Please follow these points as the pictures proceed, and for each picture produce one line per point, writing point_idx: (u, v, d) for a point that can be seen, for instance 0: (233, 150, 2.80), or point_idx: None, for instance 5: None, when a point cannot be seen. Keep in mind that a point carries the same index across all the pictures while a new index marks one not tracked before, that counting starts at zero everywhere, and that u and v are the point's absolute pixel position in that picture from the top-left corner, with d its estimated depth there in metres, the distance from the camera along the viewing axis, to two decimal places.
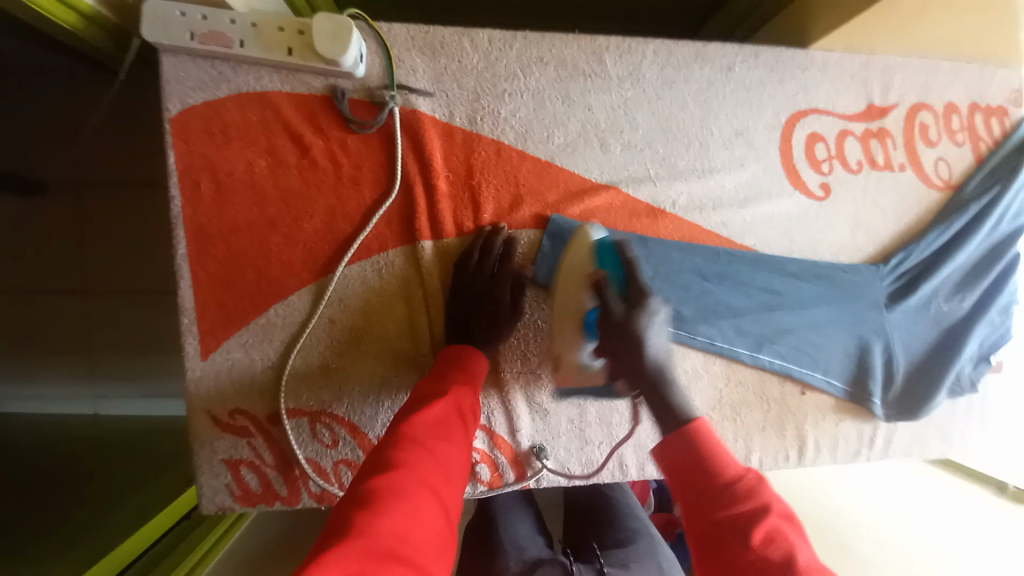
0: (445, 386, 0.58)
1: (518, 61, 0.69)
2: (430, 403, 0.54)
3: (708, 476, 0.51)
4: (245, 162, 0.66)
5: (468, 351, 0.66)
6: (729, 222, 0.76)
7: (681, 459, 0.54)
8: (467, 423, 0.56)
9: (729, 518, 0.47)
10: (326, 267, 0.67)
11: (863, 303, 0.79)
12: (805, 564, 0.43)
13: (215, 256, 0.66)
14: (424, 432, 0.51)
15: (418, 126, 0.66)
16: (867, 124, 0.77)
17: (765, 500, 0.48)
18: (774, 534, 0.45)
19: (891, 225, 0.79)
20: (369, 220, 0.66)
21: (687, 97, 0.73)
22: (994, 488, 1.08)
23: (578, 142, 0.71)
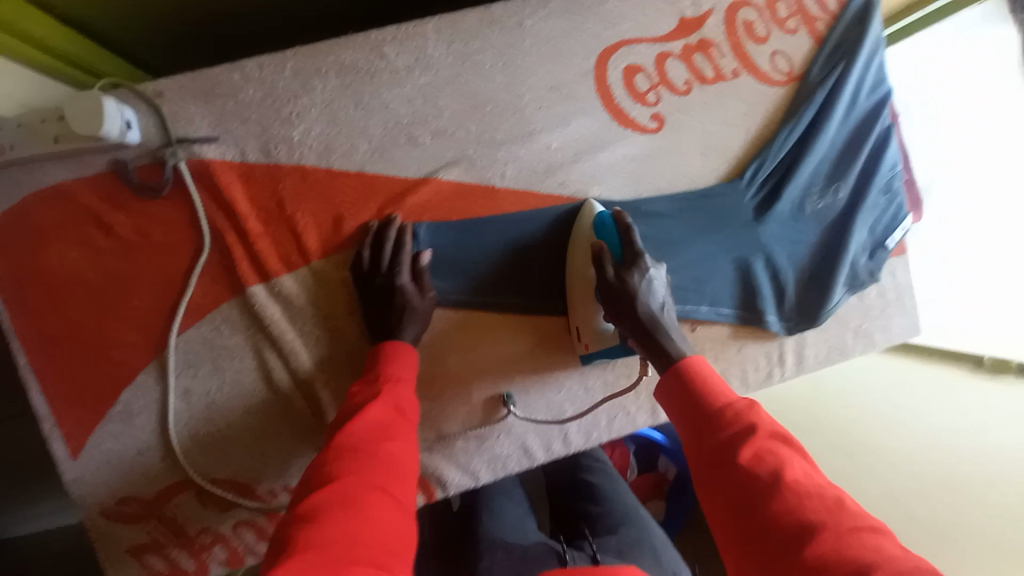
0: (373, 389, 0.61)
1: (296, 80, 0.66)
2: (368, 407, 0.58)
3: (705, 409, 0.57)
4: (52, 260, 0.64)
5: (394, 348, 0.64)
6: (568, 180, 0.73)
7: (680, 396, 0.59)
8: (409, 420, 0.60)
9: (724, 440, 0.53)
10: (164, 338, 0.67)
11: (732, 225, 0.75)
12: (792, 478, 0.47)
13: (56, 357, 0.66)
14: (367, 435, 0.55)
15: (212, 175, 0.64)
16: (686, 41, 0.73)
17: (754, 424, 0.53)
18: (764, 451, 0.50)
19: (738, 137, 0.76)
20: (189, 281, 0.65)
21: (486, 66, 0.69)
22: (972, 362, 1.04)
23: (384, 144, 0.68)
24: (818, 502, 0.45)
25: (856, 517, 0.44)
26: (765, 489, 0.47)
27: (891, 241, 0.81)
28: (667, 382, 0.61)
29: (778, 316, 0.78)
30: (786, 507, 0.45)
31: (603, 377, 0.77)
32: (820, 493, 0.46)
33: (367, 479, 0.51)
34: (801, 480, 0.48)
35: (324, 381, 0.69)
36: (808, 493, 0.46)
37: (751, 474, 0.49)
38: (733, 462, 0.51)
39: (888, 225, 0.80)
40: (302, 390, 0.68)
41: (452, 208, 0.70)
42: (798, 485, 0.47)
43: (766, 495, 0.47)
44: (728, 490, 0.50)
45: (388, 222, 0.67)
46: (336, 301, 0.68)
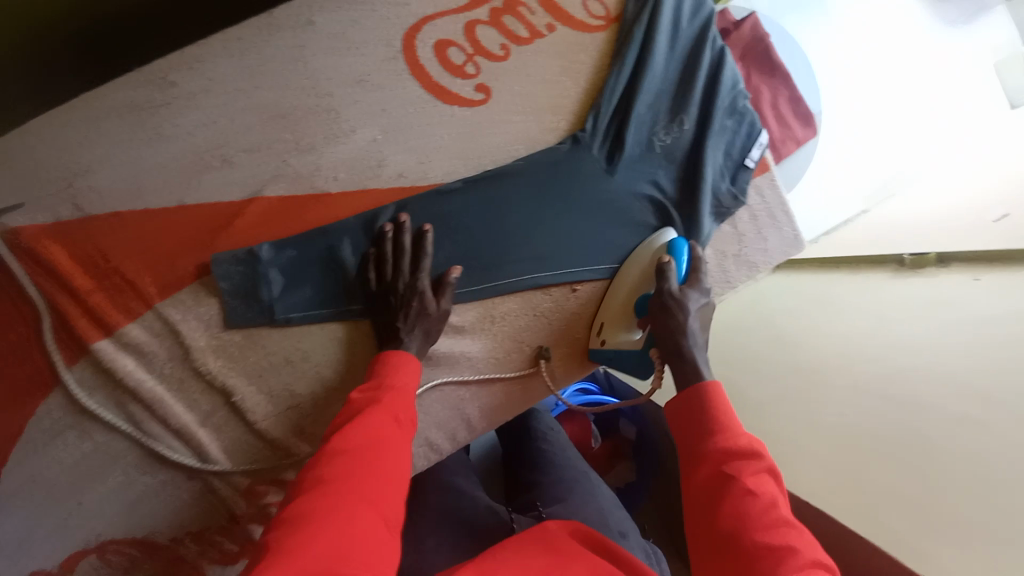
0: (376, 394, 0.60)
1: (89, 128, 0.64)
2: (365, 417, 0.57)
3: (720, 433, 0.58)
4: None
5: (396, 356, 0.65)
6: (403, 170, 0.70)
7: (698, 414, 0.61)
8: (406, 429, 0.59)
9: (729, 467, 0.55)
10: (14, 414, 0.65)
11: (582, 179, 0.73)
12: (781, 514, 0.51)
13: None
14: (363, 441, 0.54)
15: (23, 240, 0.62)
16: (489, 5, 0.71)
17: (759, 454, 0.55)
18: (760, 483, 0.53)
19: (571, 89, 0.74)
20: (30, 350, 0.64)
21: (286, 72, 0.67)
22: (896, 263, 1.15)
23: (198, 173, 0.66)
24: (793, 537, 0.49)
25: (819, 554, 0.48)
26: (754, 520, 0.50)
27: (752, 158, 0.78)
28: (690, 394, 0.62)
29: None
30: (770, 538, 0.48)
31: (492, 357, 0.75)
32: (795, 531, 0.49)
33: (360, 498, 0.50)
34: (785, 517, 0.51)
35: (198, 421, 0.68)
36: (788, 530, 0.49)
37: (748, 498, 0.51)
38: (733, 481, 0.53)
39: (744, 144, 0.78)
40: (175, 435, 0.67)
41: (288, 223, 0.68)
42: (787, 522, 0.50)
43: (757, 522, 0.50)
44: (714, 507, 0.53)
45: (253, 256, 0.66)
46: (186, 342, 0.66)
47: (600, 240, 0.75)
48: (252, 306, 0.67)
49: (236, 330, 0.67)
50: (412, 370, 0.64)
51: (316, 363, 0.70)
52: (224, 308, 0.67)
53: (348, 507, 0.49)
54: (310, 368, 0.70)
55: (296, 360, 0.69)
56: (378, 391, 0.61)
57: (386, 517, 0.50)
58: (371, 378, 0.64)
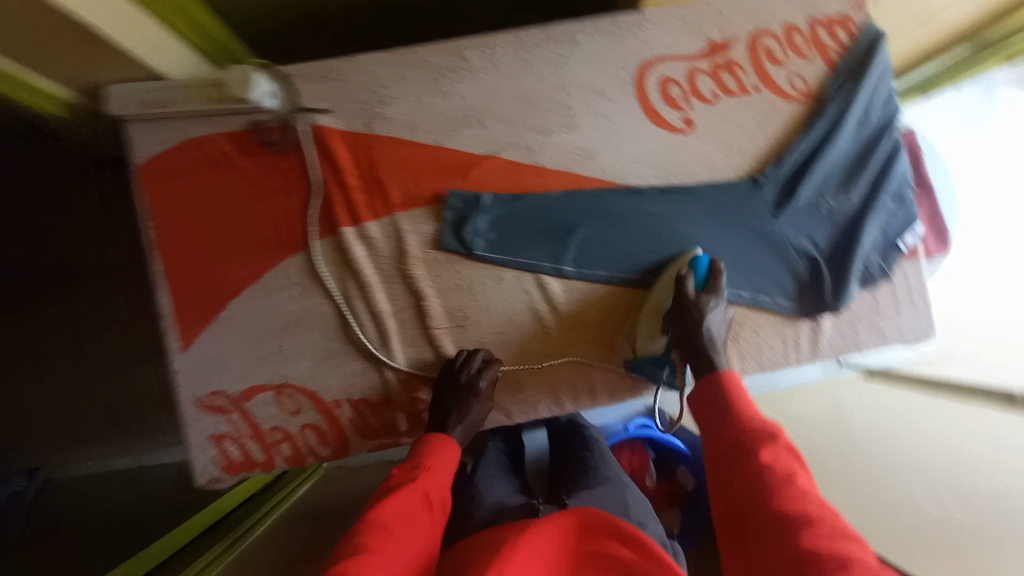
0: (411, 475, 0.71)
1: (394, 72, 0.84)
2: (399, 494, 0.67)
3: (727, 423, 0.68)
4: (195, 194, 0.83)
5: (435, 442, 0.75)
6: (607, 166, 0.85)
7: (714, 405, 0.71)
8: (433, 513, 0.68)
9: (738, 450, 0.64)
10: (264, 261, 0.82)
11: (752, 215, 0.85)
12: (796, 482, 0.59)
13: (179, 270, 0.82)
14: (394, 517, 0.64)
15: (325, 138, 0.82)
16: (712, 59, 0.87)
17: (775, 437, 0.63)
18: (778, 459, 0.61)
19: (759, 141, 0.87)
20: (298, 218, 0.82)
21: (544, 70, 0.85)
22: None
23: (457, 125, 0.84)
24: (814, 504, 0.56)
25: (838, 519, 0.55)
26: (771, 488, 0.58)
27: (905, 240, 0.87)
28: (703, 386, 0.73)
29: (790, 301, 0.86)
30: (795, 501, 0.57)
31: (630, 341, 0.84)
32: (824, 504, 0.57)
33: (390, 551, 0.61)
34: (804, 487, 0.58)
35: (390, 312, 0.83)
36: (810, 500, 0.57)
37: (764, 471, 0.60)
38: (756, 457, 0.62)
39: (902, 225, 0.86)
40: (371, 317, 0.82)
41: (509, 181, 0.84)
42: (811, 494, 0.58)
43: (781, 492, 0.57)
44: (738, 478, 0.62)
45: (477, 199, 0.83)
46: (405, 247, 0.82)
47: (755, 272, 0.85)
48: (463, 235, 0.82)
49: (442, 251, 0.83)
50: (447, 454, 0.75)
51: (489, 296, 0.84)
52: (441, 231, 0.83)
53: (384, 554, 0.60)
54: (485, 299, 0.84)
55: (476, 288, 0.83)
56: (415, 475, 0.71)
57: None
58: (412, 459, 0.74)
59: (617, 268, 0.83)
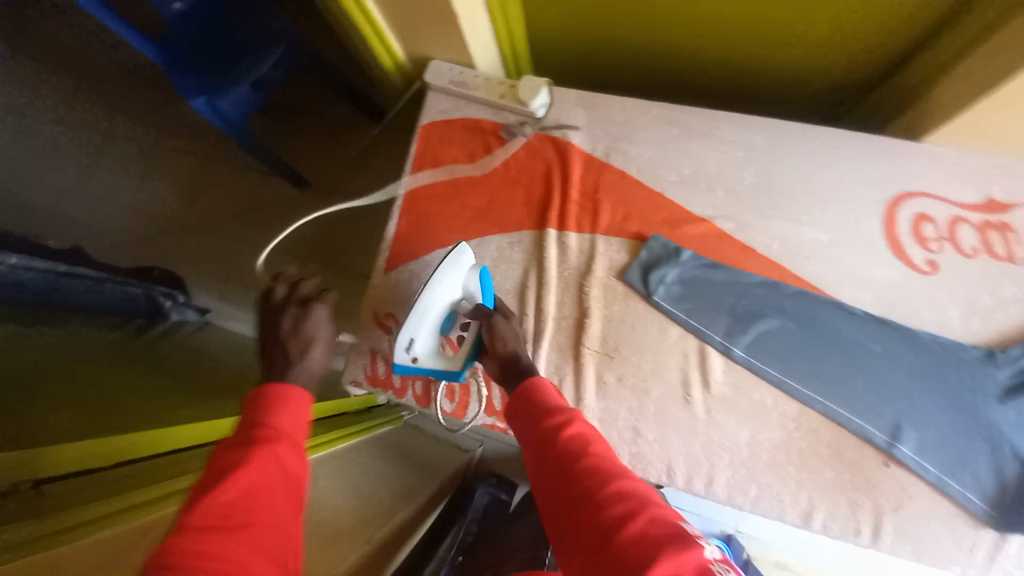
0: (249, 433, 0.50)
1: (650, 120, 0.93)
2: (241, 457, 0.47)
3: (541, 421, 0.57)
4: (452, 158, 0.98)
5: (290, 397, 0.55)
6: (821, 273, 0.83)
7: (531, 412, 0.59)
8: (294, 465, 0.49)
9: (556, 459, 0.53)
10: (478, 230, 0.93)
11: (972, 390, 0.74)
12: (616, 493, 0.48)
13: (412, 209, 0.96)
14: (230, 497, 0.43)
15: (569, 153, 0.94)
16: (985, 217, 0.81)
17: (583, 439, 0.54)
18: (595, 467, 0.51)
19: (1014, 316, 0.77)
20: (519, 207, 0.94)
21: (792, 164, 0.87)
22: None
23: (687, 183, 0.89)
24: (648, 517, 0.45)
25: (682, 533, 0.44)
26: (608, 511, 0.46)
27: None
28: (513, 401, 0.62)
29: (989, 506, 0.71)
30: (652, 527, 0.44)
31: (772, 451, 0.76)
32: (647, 507, 0.46)
33: (254, 539, 0.42)
34: (653, 513, 0.46)
35: (552, 313, 0.87)
36: (627, 513, 0.46)
37: (588, 487, 0.49)
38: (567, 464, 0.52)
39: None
40: (534, 310, 0.87)
41: (713, 248, 0.86)
42: (648, 512, 0.46)
43: (591, 504, 0.48)
44: (570, 495, 0.49)
45: (678, 253, 0.86)
46: (594, 266, 0.89)
47: (956, 454, 0.73)
48: (651, 277, 0.85)
49: (622, 283, 0.87)
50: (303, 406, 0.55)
51: (648, 343, 0.84)
52: (630, 266, 0.87)
53: (242, 542, 0.41)
54: (643, 344, 0.83)
55: (640, 330, 0.84)
56: (250, 438, 0.50)
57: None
58: (253, 410, 0.53)
59: (792, 375, 0.78)
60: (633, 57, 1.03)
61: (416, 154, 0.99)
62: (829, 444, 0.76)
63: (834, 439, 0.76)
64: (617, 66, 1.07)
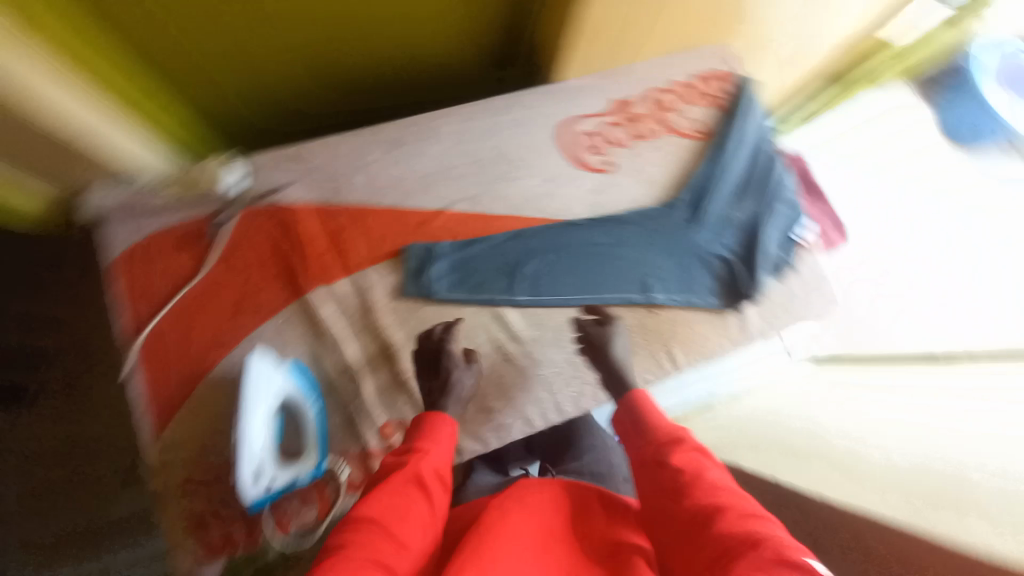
0: (405, 458, 0.72)
1: (350, 150, 0.96)
2: (390, 476, 0.68)
3: (642, 432, 0.75)
4: (170, 279, 0.89)
5: (433, 422, 0.76)
6: (546, 206, 0.99)
7: (628, 416, 0.79)
8: (426, 490, 0.68)
9: (654, 463, 0.70)
10: (239, 330, 0.87)
11: (671, 232, 1.00)
12: (706, 481, 0.64)
13: (152, 354, 0.84)
14: (382, 511, 0.63)
15: (291, 214, 0.93)
16: (622, 112, 1.04)
17: (681, 439, 0.71)
18: (686, 464, 0.68)
19: (670, 172, 1.03)
20: (272, 287, 0.90)
21: (481, 134, 1.00)
22: None
23: (411, 188, 0.95)
24: (721, 495, 0.62)
25: (754, 510, 0.59)
26: (681, 491, 0.64)
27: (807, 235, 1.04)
28: (621, 408, 0.81)
29: (720, 299, 0.98)
30: (705, 494, 0.62)
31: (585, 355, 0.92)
32: (696, 471, 0.66)
33: (380, 537, 0.60)
34: (715, 484, 0.64)
35: (361, 362, 0.88)
36: (717, 493, 0.62)
37: (675, 473, 0.66)
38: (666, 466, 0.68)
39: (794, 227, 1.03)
40: (342, 371, 0.87)
41: (462, 230, 0.95)
42: (710, 495, 0.62)
43: (693, 498, 0.62)
44: (653, 489, 0.68)
45: (432, 249, 0.93)
46: (372, 301, 0.90)
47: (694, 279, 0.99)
48: (425, 281, 0.91)
49: (406, 299, 0.91)
50: (446, 429, 0.76)
51: (454, 336, 0.90)
52: (403, 282, 0.91)
53: (374, 531, 0.60)
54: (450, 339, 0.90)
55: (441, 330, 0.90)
56: (404, 451, 0.73)
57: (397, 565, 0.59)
58: (408, 440, 0.75)
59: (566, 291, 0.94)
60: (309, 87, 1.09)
61: (124, 297, 0.87)
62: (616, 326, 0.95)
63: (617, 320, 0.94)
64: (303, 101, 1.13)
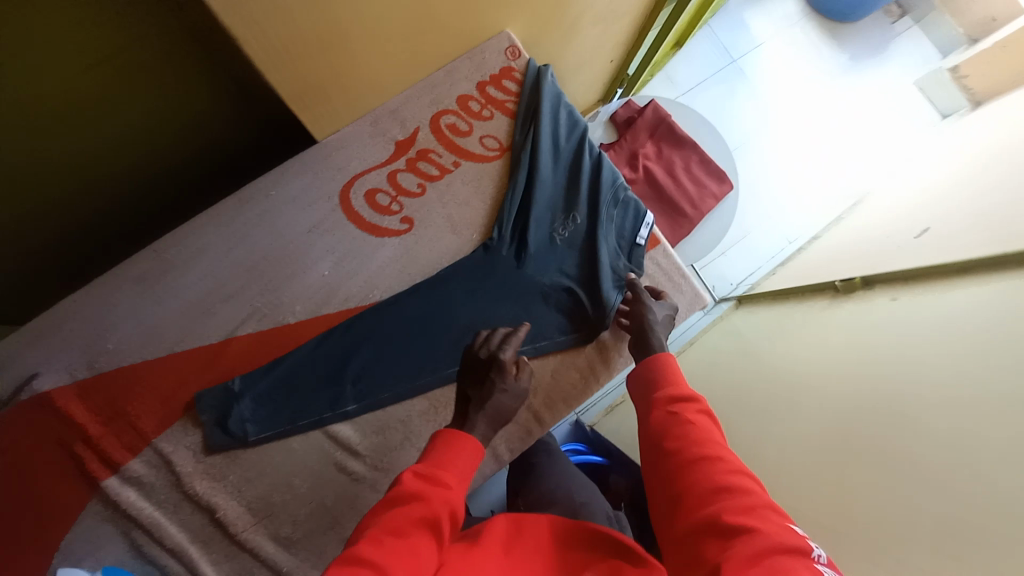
0: (418, 482, 0.59)
1: (101, 303, 0.80)
2: (406, 502, 0.57)
3: (653, 386, 0.69)
4: None
5: (453, 439, 0.65)
6: (350, 294, 0.86)
7: (646, 372, 0.72)
8: (440, 531, 0.56)
9: (655, 418, 0.65)
10: (29, 553, 0.73)
11: (498, 277, 0.88)
12: (700, 429, 0.61)
13: None
14: (390, 555, 0.51)
15: (52, 400, 0.77)
16: (406, 156, 0.90)
17: (692, 398, 0.65)
18: (692, 420, 0.62)
19: (479, 207, 0.91)
20: (59, 488, 0.76)
21: (249, 235, 0.84)
22: (833, 290, 1.28)
23: (184, 325, 0.82)
24: (725, 456, 0.57)
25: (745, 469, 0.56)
26: (685, 441, 0.60)
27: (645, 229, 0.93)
28: (642, 360, 0.75)
29: (571, 334, 0.89)
30: (705, 443, 0.58)
31: None
32: (701, 418, 0.63)
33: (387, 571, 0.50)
34: (708, 438, 0.59)
35: (190, 538, 0.79)
36: (717, 447, 0.58)
37: (680, 425, 0.62)
38: (667, 418, 0.63)
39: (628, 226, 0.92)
40: (172, 554, 0.78)
41: (258, 353, 0.82)
42: (718, 450, 0.58)
43: (693, 454, 0.58)
44: (657, 436, 0.63)
45: (234, 385, 0.80)
46: (178, 469, 0.79)
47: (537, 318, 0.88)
48: (230, 428, 0.79)
49: (217, 453, 0.80)
50: (470, 453, 0.63)
51: (286, 473, 0.81)
52: (208, 435, 0.80)
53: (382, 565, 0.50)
54: (282, 478, 0.81)
55: (269, 471, 0.81)
56: (421, 473, 0.60)
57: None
58: (425, 458, 0.62)
59: (398, 385, 0.85)
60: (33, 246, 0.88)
61: None
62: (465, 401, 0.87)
63: None
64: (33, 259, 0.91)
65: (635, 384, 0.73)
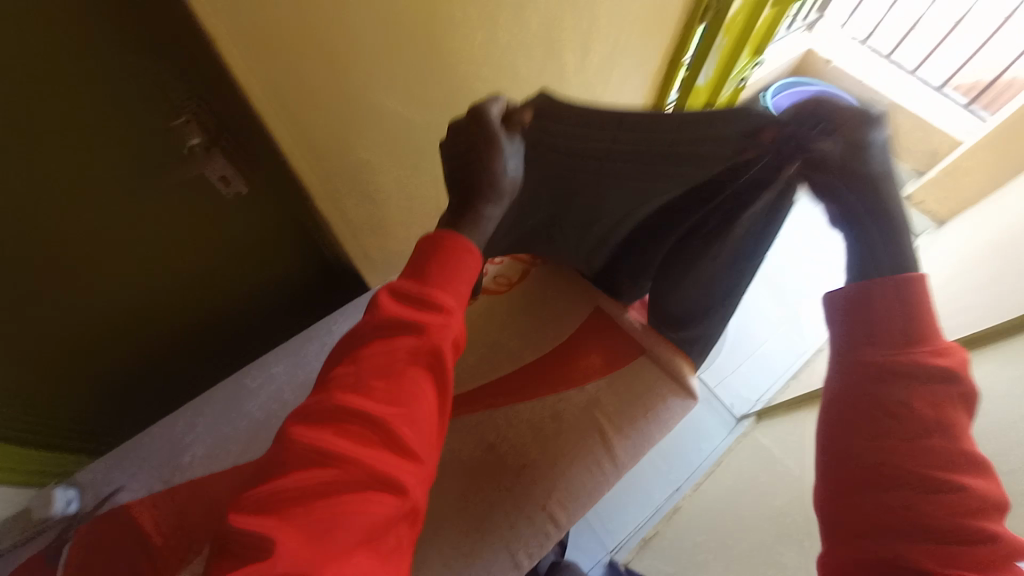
0: (400, 316, 0.57)
1: (185, 425, 0.99)
2: (387, 340, 0.56)
3: (910, 329, 0.59)
4: None
5: (443, 248, 0.61)
6: None
7: (870, 315, 0.61)
8: (430, 352, 0.56)
9: (896, 375, 0.58)
10: None
11: (512, 387, 1.04)
12: (951, 423, 0.56)
13: None
14: (377, 372, 0.54)
15: (127, 514, 0.91)
16: None
17: (955, 365, 0.58)
18: (943, 405, 0.56)
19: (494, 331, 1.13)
20: None
21: (310, 362, 1.06)
22: None
23: (248, 441, 0.98)
24: (964, 461, 0.54)
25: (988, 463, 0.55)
26: (918, 434, 0.55)
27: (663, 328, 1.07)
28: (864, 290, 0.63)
29: (580, 433, 0.99)
30: (956, 448, 0.54)
31: (462, 550, 0.89)
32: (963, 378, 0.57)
33: (357, 448, 0.49)
34: (960, 430, 0.56)
35: None
36: (966, 442, 0.55)
37: (916, 416, 0.56)
38: (903, 401, 0.56)
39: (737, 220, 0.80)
40: None
41: None
42: (965, 448, 0.55)
43: (932, 459, 0.54)
44: (878, 423, 0.57)
45: None
46: None
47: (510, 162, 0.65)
48: None
49: None
50: (468, 268, 0.61)
51: None
52: None
53: (348, 439, 0.50)
54: None
55: None
56: (412, 296, 0.59)
57: (395, 446, 0.51)
58: (420, 280, 0.60)
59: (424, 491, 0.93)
60: (121, 387, 1.04)
61: None
62: (487, 503, 0.93)
63: (487, 499, 0.93)
64: (106, 401, 1.04)
65: (846, 318, 0.63)
